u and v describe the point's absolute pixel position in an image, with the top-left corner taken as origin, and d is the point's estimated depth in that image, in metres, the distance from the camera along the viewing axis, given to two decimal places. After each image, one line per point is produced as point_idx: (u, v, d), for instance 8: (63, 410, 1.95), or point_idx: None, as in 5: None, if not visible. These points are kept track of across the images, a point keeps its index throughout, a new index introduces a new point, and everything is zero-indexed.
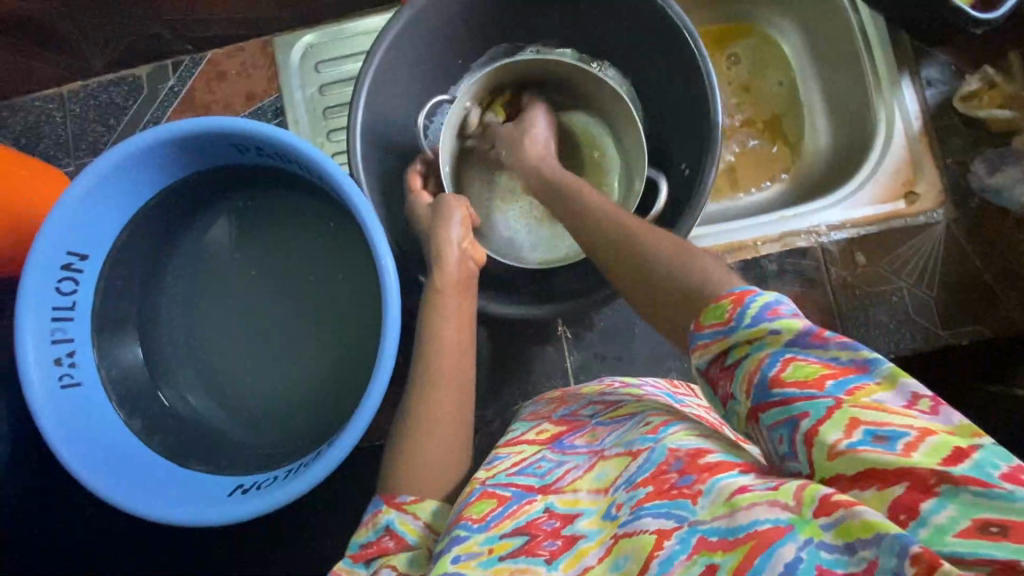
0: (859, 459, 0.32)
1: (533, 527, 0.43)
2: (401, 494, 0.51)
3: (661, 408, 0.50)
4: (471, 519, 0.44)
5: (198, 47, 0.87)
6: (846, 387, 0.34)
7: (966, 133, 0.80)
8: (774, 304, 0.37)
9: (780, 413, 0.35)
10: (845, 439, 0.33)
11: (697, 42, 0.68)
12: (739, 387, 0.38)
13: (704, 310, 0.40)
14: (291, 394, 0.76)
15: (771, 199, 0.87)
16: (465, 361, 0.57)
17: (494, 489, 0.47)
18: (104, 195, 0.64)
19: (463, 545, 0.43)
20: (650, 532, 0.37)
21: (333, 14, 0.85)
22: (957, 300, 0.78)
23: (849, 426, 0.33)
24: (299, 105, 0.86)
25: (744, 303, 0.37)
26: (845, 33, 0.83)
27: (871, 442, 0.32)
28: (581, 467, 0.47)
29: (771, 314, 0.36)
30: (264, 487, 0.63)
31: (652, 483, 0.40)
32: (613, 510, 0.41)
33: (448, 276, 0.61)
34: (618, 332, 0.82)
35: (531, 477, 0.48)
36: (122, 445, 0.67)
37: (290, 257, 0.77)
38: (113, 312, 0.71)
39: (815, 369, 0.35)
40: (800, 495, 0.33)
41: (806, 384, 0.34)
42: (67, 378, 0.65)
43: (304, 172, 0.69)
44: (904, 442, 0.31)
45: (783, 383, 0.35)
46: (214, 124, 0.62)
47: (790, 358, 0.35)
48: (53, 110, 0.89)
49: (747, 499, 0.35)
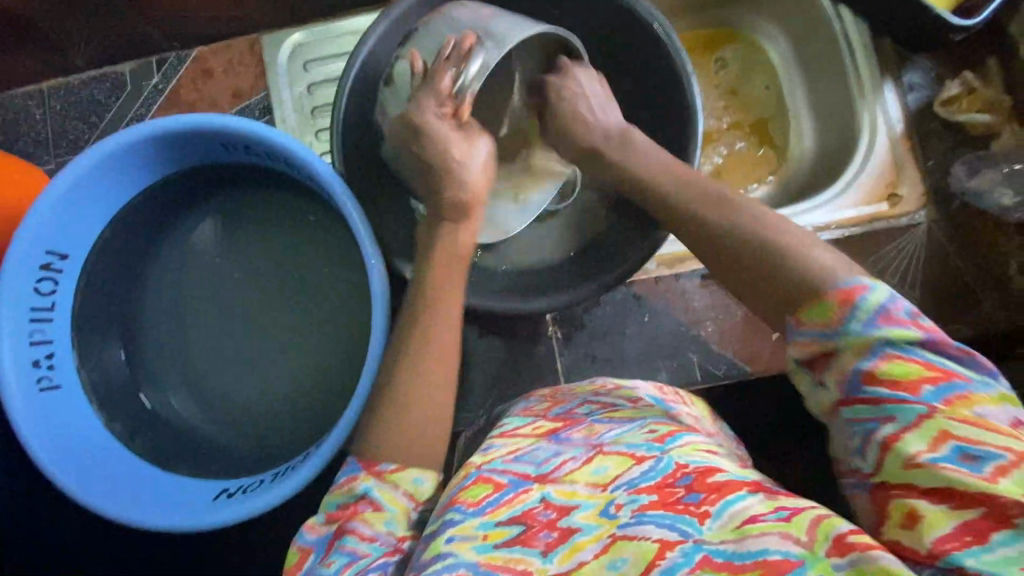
0: (939, 474, 0.32)
1: (528, 516, 0.42)
2: (382, 463, 0.49)
3: (663, 416, 0.51)
4: (465, 503, 0.43)
5: (183, 44, 0.86)
6: (944, 397, 0.33)
7: (946, 136, 0.81)
8: (890, 306, 0.36)
9: (865, 412, 0.35)
10: (929, 452, 0.33)
11: (673, 41, 0.69)
12: (831, 372, 0.37)
13: (811, 303, 0.39)
14: (276, 395, 0.74)
15: (759, 201, 0.89)
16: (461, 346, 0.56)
17: (490, 474, 0.46)
18: (85, 192, 0.63)
19: (457, 527, 0.42)
20: (652, 540, 0.38)
21: (321, 13, 0.85)
22: (939, 302, 0.80)
23: (936, 440, 0.33)
24: (287, 105, 0.85)
25: (859, 302, 0.36)
26: (829, 38, 0.84)
27: (958, 459, 0.32)
28: (579, 459, 0.46)
29: (886, 319, 0.35)
30: (249, 491, 0.62)
31: (657, 493, 0.41)
32: (612, 510, 0.41)
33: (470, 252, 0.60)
34: (608, 332, 0.82)
35: (526, 465, 0.47)
36: (98, 448, 0.65)
37: (275, 256, 0.75)
38: (94, 314, 0.70)
39: (915, 372, 0.34)
40: (813, 533, 0.35)
41: (901, 386, 0.34)
42: (45, 380, 0.64)
43: (291, 170, 0.68)
44: (993, 464, 0.31)
45: (876, 380, 0.35)
46: (201, 123, 0.61)
47: (893, 356, 0.35)
48: (33, 107, 0.87)
49: (758, 528, 0.36)
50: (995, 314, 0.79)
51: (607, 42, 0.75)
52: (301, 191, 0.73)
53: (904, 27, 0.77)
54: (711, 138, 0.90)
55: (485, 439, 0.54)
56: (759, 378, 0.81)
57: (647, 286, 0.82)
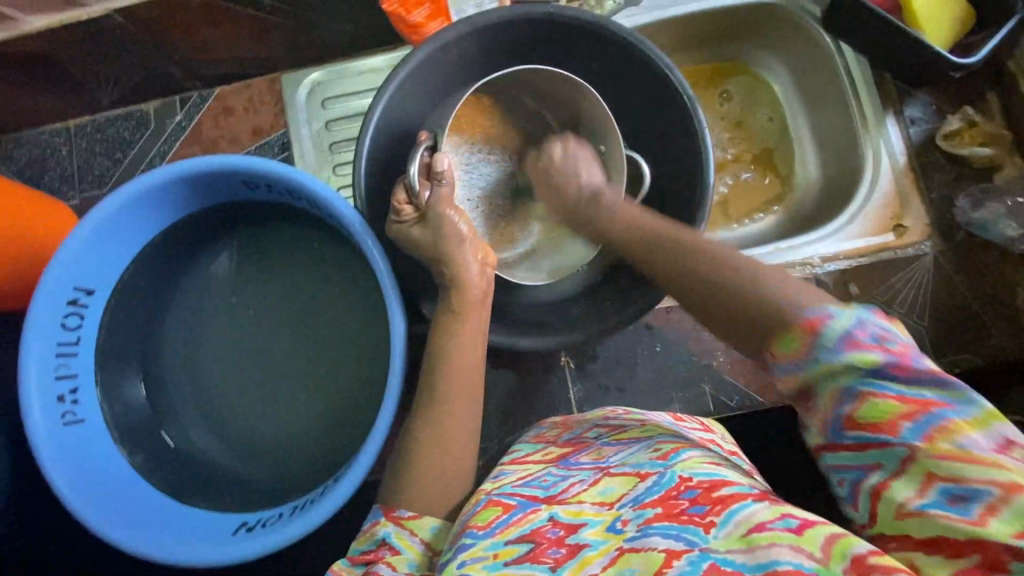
0: (932, 521, 0.32)
1: (536, 535, 0.43)
2: (399, 508, 0.52)
3: (671, 434, 0.51)
4: (477, 526, 0.45)
5: (207, 84, 0.89)
6: (924, 433, 0.33)
7: (950, 168, 0.83)
8: (854, 331, 0.35)
9: (852, 456, 0.36)
10: (918, 497, 0.33)
11: (676, 75, 0.70)
12: (809, 417, 0.38)
13: (775, 338, 0.38)
14: (292, 431, 0.75)
15: (763, 231, 0.91)
16: (475, 382, 0.58)
17: (500, 498, 0.48)
18: (113, 232, 0.65)
19: (468, 551, 0.43)
20: (659, 550, 0.38)
21: (339, 53, 0.87)
22: (949, 331, 0.81)
23: (923, 483, 0.33)
24: (305, 141, 0.87)
25: (822, 333, 0.35)
26: (829, 72, 0.86)
27: (946, 502, 0.32)
28: (586, 481, 0.48)
29: (852, 345, 0.35)
30: (269, 524, 0.63)
31: (661, 505, 0.41)
32: (619, 525, 0.42)
33: (468, 293, 0.60)
34: (620, 362, 0.83)
35: (535, 489, 0.49)
36: (123, 485, 0.66)
37: (291, 288, 0.77)
38: (117, 349, 0.71)
39: (893, 411, 0.34)
40: (827, 549, 0.33)
41: (879, 427, 0.34)
42: (68, 416, 0.65)
43: (312, 208, 0.71)
44: (982, 505, 0.31)
45: (856, 423, 0.35)
46: (223, 164, 0.64)
47: (868, 395, 0.34)
48: (59, 144, 0.90)
49: (766, 539, 0.35)
50: (1006, 343, 0.80)
51: (618, 87, 0.77)
52: (318, 225, 0.75)
53: (910, 73, 0.80)
54: (717, 168, 0.92)
55: (497, 466, 0.57)
56: (772, 407, 0.82)
57: (659, 317, 0.83)
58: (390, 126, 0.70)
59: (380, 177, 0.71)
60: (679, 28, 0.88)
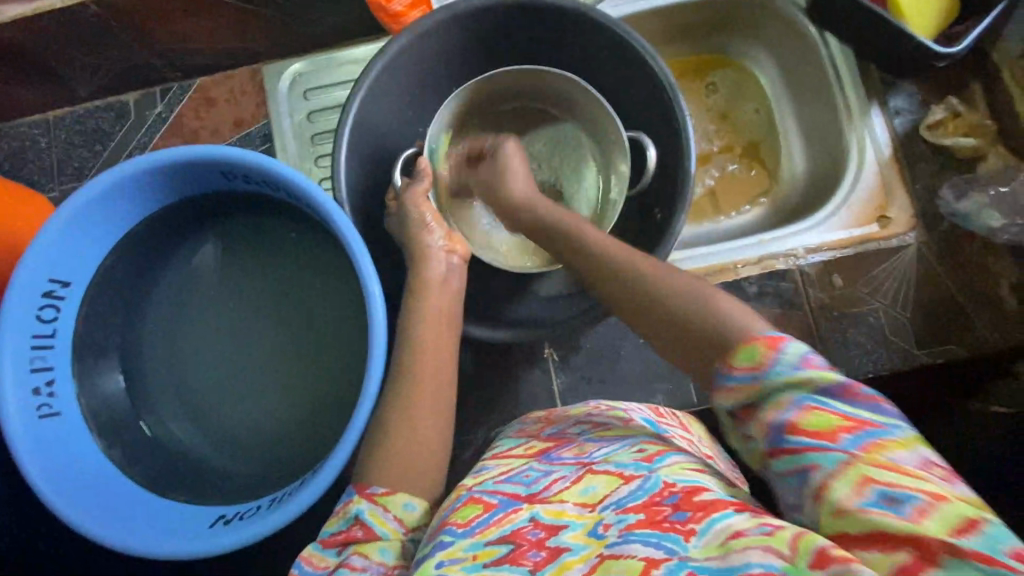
0: (867, 521, 0.32)
1: (517, 536, 0.42)
2: (372, 485, 0.50)
3: (653, 436, 0.51)
4: (455, 525, 0.44)
5: (187, 74, 0.88)
6: (862, 443, 0.33)
7: (934, 159, 0.83)
8: (808, 354, 0.36)
9: (792, 461, 0.35)
10: (856, 498, 0.32)
11: (658, 63, 0.69)
12: (752, 427, 0.37)
13: (733, 352, 0.38)
14: (272, 424, 0.75)
15: (749, 223, 0.90)
16: (445, 370, 0.57)
17: (481, 496, 0.47)
18: (88, 224, 0.64)
19: (447, 550, 0.42)
20: (639, 558, 0.37)
21: (321, 44, 0.87)
22: (932, 324, 0.81)
23: (860, 485, 0.32)
24: (287, 133, 0.86)
25: (779, 350, 0.37)
26: (816, 64, 0.86)
27: (882, 503, 0.32)
28: (568, 479, 0.47)
29: (807, 364, 0.36)
30: (245, 517, 0.62)
31: (644, 511, 0.40)
32: (600, 529, 0.41)
33: (433, 272, 0.63)
34: (604, 354, 0.82)
35: (517, 485, 0.48)
36: (99, 478, 0.65)
37: (271, 281, 0.76)
38: (95, 342, 0.70)
39: (833, 421, 0.34)
40: (795, 546, 0.33)
41: (821, 434, 0.34)
42: (45, 408, 0.64)
43: (291, 199, 0.70)
44: (915, 507, 0.31)
45: (798, 429, 0.35)
46: (198, 153, 0.63)
47: (813, 405, 0.35)
48: (38, 136, 0.89)
49: (741, 544, 0.35)
50: (990, 336, 0.79)
51: (602, 76, 0.77)
52: (298, 217, 0.74)
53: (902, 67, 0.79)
54: (703, 160, 0.92)
55: (479, 461, 0.56)
56: None
57: None
58: (370, 116, 0.69)
59: (359, 166, 0.70)
60: (665, 18, 0.87)
